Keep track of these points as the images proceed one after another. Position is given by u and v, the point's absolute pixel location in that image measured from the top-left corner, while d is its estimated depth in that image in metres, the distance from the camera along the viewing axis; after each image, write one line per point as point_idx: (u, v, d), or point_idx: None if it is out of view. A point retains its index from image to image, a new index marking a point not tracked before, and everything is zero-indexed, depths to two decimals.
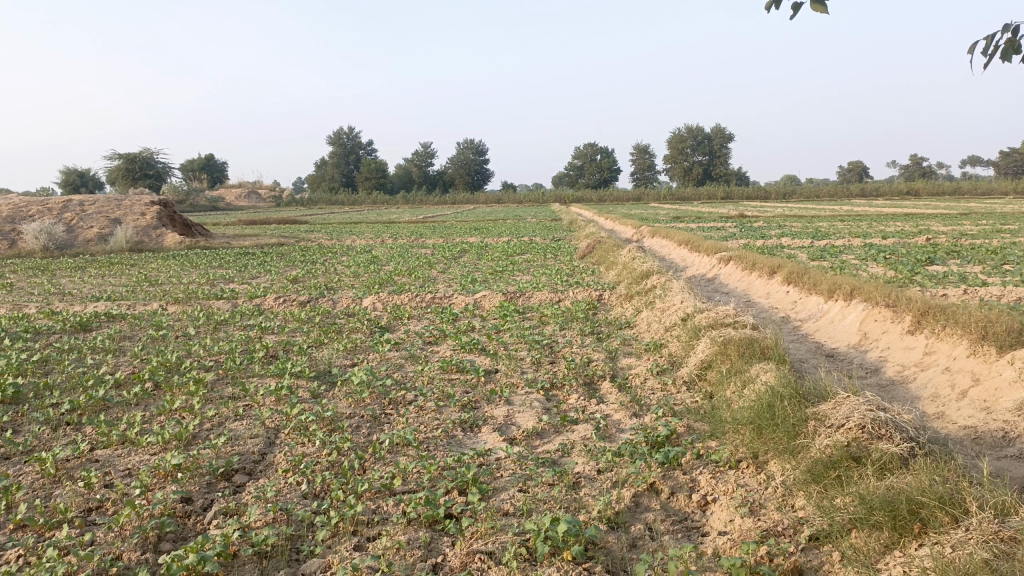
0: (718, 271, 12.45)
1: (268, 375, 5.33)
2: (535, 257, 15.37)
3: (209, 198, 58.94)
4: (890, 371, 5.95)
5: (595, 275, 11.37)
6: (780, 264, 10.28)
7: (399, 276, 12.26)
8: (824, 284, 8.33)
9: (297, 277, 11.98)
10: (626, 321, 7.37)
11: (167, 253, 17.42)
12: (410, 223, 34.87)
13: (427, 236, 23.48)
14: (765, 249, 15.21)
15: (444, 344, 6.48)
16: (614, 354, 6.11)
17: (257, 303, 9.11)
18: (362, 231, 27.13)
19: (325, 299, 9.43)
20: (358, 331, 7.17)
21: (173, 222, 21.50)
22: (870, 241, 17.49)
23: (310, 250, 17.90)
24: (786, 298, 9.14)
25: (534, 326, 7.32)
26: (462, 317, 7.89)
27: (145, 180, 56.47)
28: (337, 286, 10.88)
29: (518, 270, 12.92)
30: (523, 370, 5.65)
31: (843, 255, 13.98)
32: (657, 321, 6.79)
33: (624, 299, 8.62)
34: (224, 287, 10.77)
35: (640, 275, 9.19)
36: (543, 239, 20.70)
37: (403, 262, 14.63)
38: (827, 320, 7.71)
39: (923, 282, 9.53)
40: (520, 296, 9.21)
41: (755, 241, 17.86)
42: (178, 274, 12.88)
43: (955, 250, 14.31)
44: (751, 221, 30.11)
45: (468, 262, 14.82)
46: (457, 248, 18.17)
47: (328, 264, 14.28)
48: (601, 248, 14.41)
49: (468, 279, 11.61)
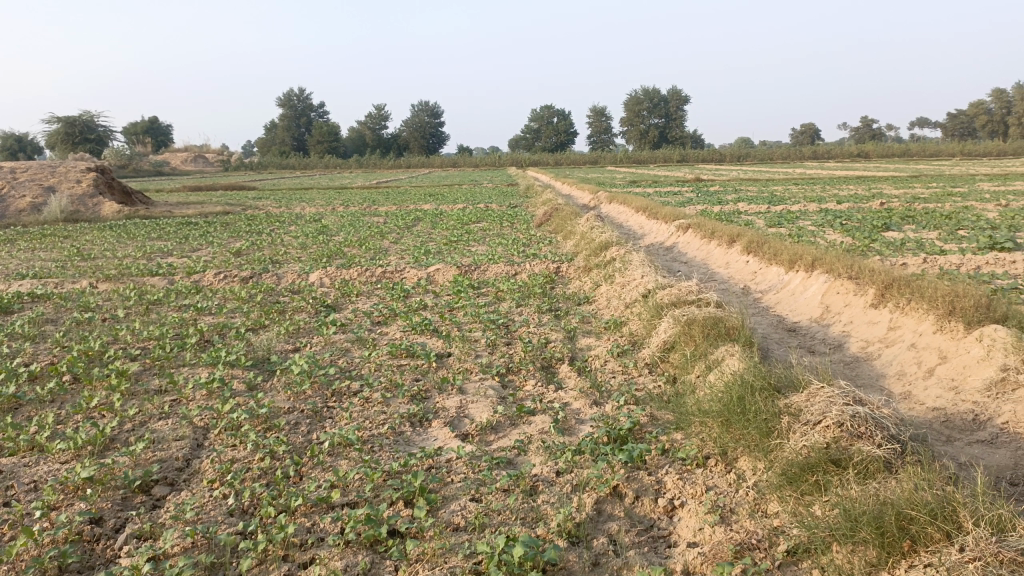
0: (676, 239, 12.24)
1: (201, 365, 4.93)
2: (491, 225, 15.01)
3: (154, 163, 56.91)
4: (854, 347, 5.79)
5: (552, 245, 11.07)
6: (739, 232, 10.09)
7: (349, 247, 11.80)
8: (785, 254, 8.15)
9: (241, 249, 11.43)
10: (585, 296, 7.10)
11: (105, 223, 16.60)
12: (363, 188, 34.04)
13: (380, 202, 22.87)
14: (722, 215, 15.06)
15: (394, 325, 6.12)
16: (573, 334, 5.83)
17: (197, 279, 8.60)
18: (314, 198, 26.33)
19: (270, 274, 8.96)
20: (302, 310, 6.77)
21: (112, 189, 20.54)
22: (826, 206, 17.48)
23: (258, 219, 17.26)
24: (746, 268, 8.95)
25: (489, 303, 7.00)
26: (414, 293, 7.52)
27: (85, 144, 54.22)
28: (283, 259, 10.39)
29: (473, 239, 12.55)
30: (478, 354, 5.34)
31: (800, 221, 13.90)
32: (617, 298, 6.52)
33: (583, 272, 8.33)
34: (162, 261, 10.20)
35: (598, 246, 8.91)
36: (500, 205, 20.31)
37: (355, 231, 14.13)
38: (788, 292, 7.54)
39: (882, 250, 9.43)
40: (475, 269, 8.87)
41: (712, 207, 17.72)
42: (114, 247, 12.21)
43: (909, 215, 14.35)
44: (708, 185, 30.08)
45: (422, 230, 14.39)
46: (412, 215, 17.70)
47: (275, 234, 13.71)
48: (558, 215, 14.10)
49: (422, 250, 11.21)
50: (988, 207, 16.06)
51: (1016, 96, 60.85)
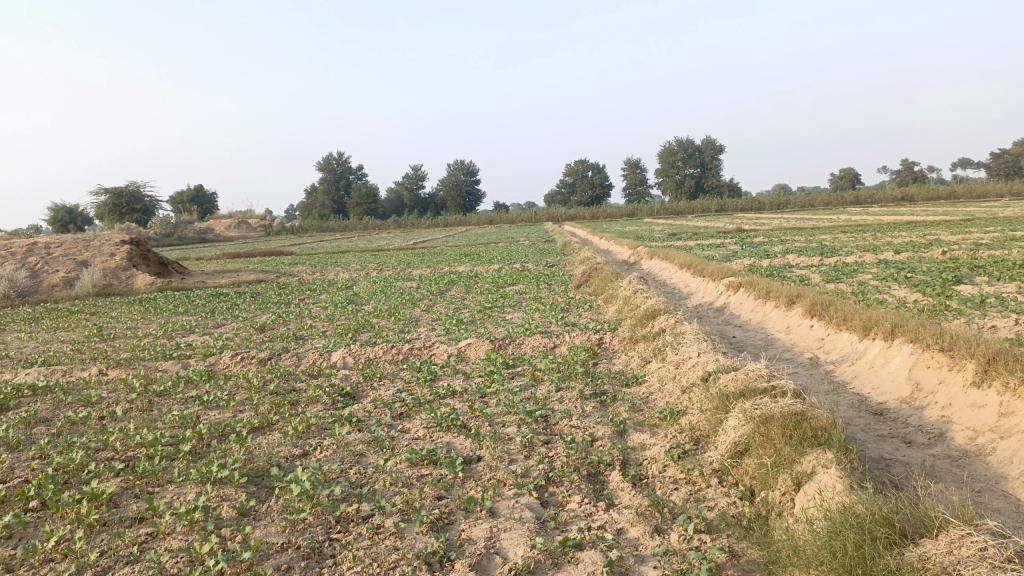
0: (726, 299, 11.38)
1: (189, 484, 4.22)
2: (527, 287, 14.30)
3: (196, 230, 57.93)
4: (959, 439, 4.87)
5: (593, 310, 10.31)
6: (798, 292, 9.22)
7: (379, 319, 11.16)
8: (857, 320, 7.27)
9: (266, 324, 10.88)
10: (634, 376, 6.27)
11: (136, 296, 16.32)
12: (400, 249, 33.82)
13: (414, 265, 22.43)
14: (773, 270, 14.16)
15: (416, 420, 5.36)
16: (623, 427, 5.00)
17: (211, 364, 8.00)
18: (349, 262, 26.04)
19: (290, 353, 8.32)
20: (317, 402, 6.06)
21: (146, 261, 20.47)
22: (881, 256, 16.49)
23: (289, 288, 16.83)
24: (812, 334, 8.06)
25: (526, 386, 6.21)
26: (443, 376, 6.77)
27: (132, 215, 55.56)
28: (307, 335, 9.76)
29: (509, 305, 11.83)
30: (512, 459, 4.54)
31: (859, 275, 12.94)
32: (671, 381, 5.69)
33: (629, 345, 7.51)
34: (180, 341, 9.66)
35: (644, 313, 8.11)
36: (536, 265, 19.68)
37: (385, 299, 13.53)
38: (865, 364, 6.64)
39: (962, 309, 8.47)
40: (510, 342, 8.12)
41: (760, 261, 16.85)
42: (137, 325, 11.76)
43: (978, 265, 13.31)
44: (750, 235, 29.21)
45: (456, 296, 13.74)
46: (445, 279, 17.12)
47: (303, 305, 13.19)
48: (598, 276, 13.36)
49: (454, 319, 10.52)
50: None
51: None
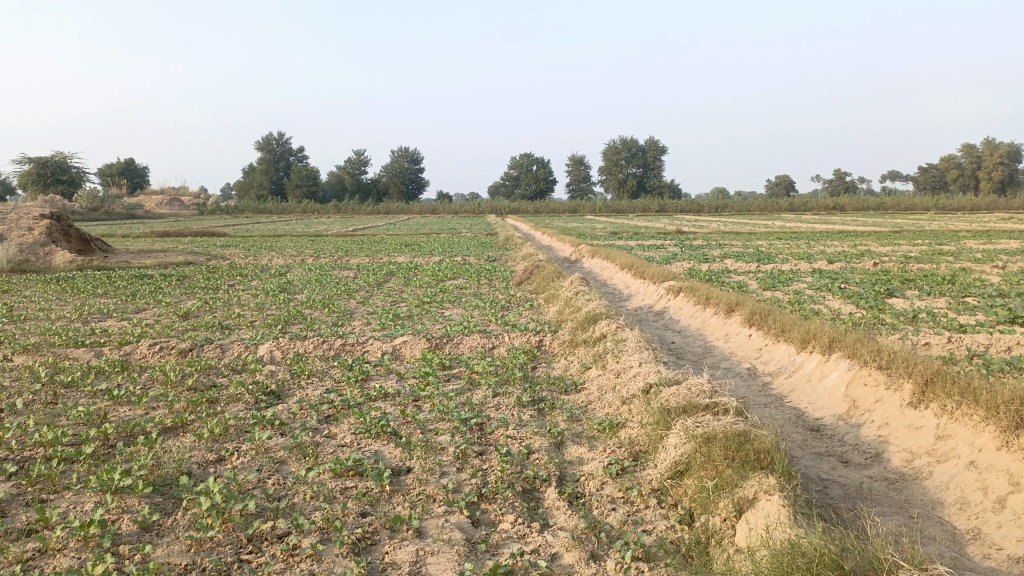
0: (666, 302, 11.39)
1: (88, 492, 3.83)
2: (467, 282, 14.05)
3: (126, 205, 55.70)
4: (895, 461, 4.87)
5: (533, 309, 10.14)
6: (738, 300, 9.25)
7: (311, 310, 10.74)
8: (796, 332, 7.29)
9: (191, 310, 10.35)
10: (573, 383, 6.11)
11: (53, 275, 15.44)
12: (339, 236, 33.11)
13: (352, 253, 21.89)
14: (712, 275, 14.26)
15: (343, 425, 5.07)
16: (560, 439, 4.81)
17: (127, 353, 7.50)
18: (284, 247, 25.30)
19: (214, 344, 7.88)
20: (238, 401, 5.69)
21: (67, 237, 19.48)
22: (816, 265, 16.83)
23: (219, 272, 16.20)
24: (750, 344, 8.05)
25: (461, 390, 5.96)
26: (375, 376, 6.48)
27: (57, 185, 53.09)
28: (234, 325, 9.30)
29: (447, 300, 11.55)
30: (443, 472, 4.30)
31: (796, 284, 13.12)
32: (611, 390, 5.55)
33: (569, 349, 7.35)
34: (96, 327, 9.09)
35: (585, 316, 7.97)
36: (477, 258, 19.44)
37: (320, 289, 13.10)
38: (803, 378, 6.65)
39: (896, 324, 8.60)
40: (448, 342, 7.85)
41: (700, 264, 17.01)
42: (51, 305, 11.06)
43: (908, 278, 13.66)
44: (690, 237, 29.62)
45: (393, 288, 13.38)
46: (384, 269, 16.73)
47: (233, 292, 12.66)
48: (540, 274, 13.21)
49: (390, 313, 10.21)
50: (985, 268, 15.44)
51: (989, 153, 61.78)
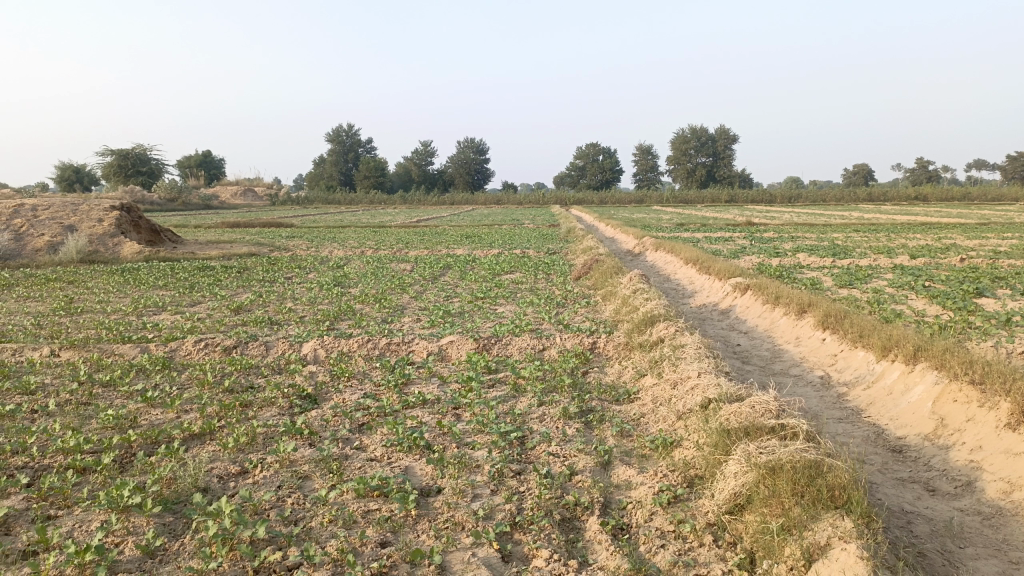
0: (731, 300, 10.77)
1: (96, 509, 3.61)
2: (525, 276, 13.67)
3: (201, 196, 57.34)
4: (989, 492, 4.26)
5: (590, 307, 9.68)
6: (810, 299, 8.60)
7: (363, 305, 10.52)
8: (875, 338, 6.66)
9: (243, 304, 10.27)
10: (627, 392, 5.64)
11: (120, 266, 15.76)
12: (402, 227, 33.21)
13: (412, 245, 21.77)
14: (783, 271, 13.50)
15: (374, 437, 4.75)
16: (607, 459, 4.37)
17: (172, 350, 7.38)
18: (347, 239, 25.40)
19: (259, 341, 7.70)
20: (271, 406, 5.44)
21: (137, 228, 19.99)
22: (897, 260, 15.83)
23: (279, 264, 16.27)
24: (824, 349, 7.42)
25: (505, 398, 5.57)
26: (417, 379, 6.15)
27: (137, 177, 55.11)
28: (283, 321, 9.14)
29: (502, 295, 11.18)
30: (475, 494, 3.92)
31: (874, 281, 12.26)
32: (666, 404, 5.07)
33: (624, 352, 6.88)
34: (147, 321, 9.07)
35: (643, 317, 7.48)
36: (537, 251, 19.05)
37: (375, 282, 12.94)
38: (883, 392, 6.02)
39: (989, 329, 7.82)
40: (496, 342, 7.48)
41: (769, 259, 16.20)
42: (111, 298, 11.18)
43: (1000, 276, 12.64)
44: (760, 229, 28.57)
45: (449, 282, 13.09)
46: (442, 262, 16.50)
47: (288, 285, 12.60)
48: (599, 268, 12.72)
49: (441, 309, 9.92)
50: None
51: None
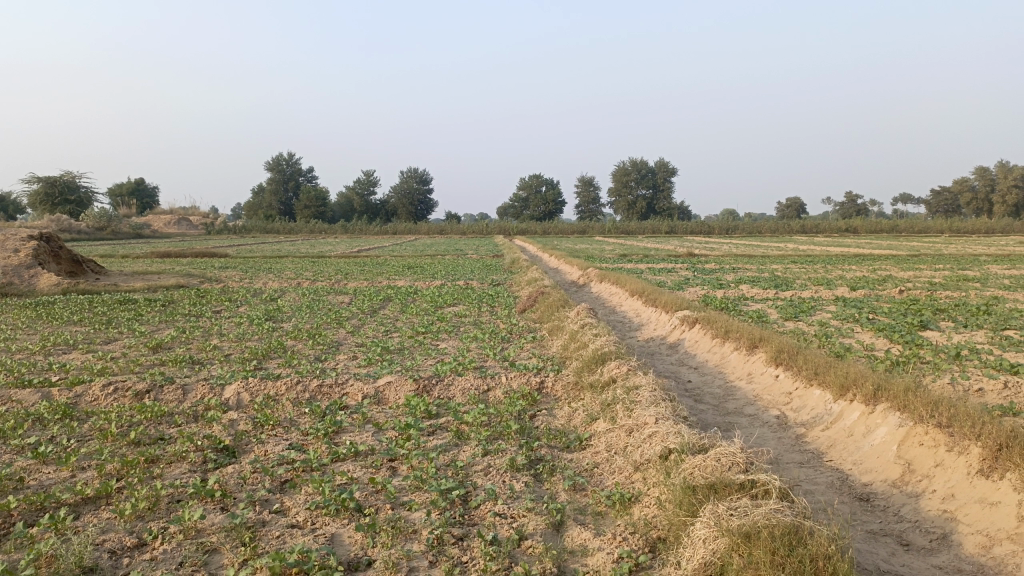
0: (679, 334, 10.51)
1: None
2: (468, 309, 13.21)
3: (133, 224, 55.32)
4: (968, 547, 3.96)
5: (536, 343, 9.27)
6: (761, 334, 8.37)
7: (295, 341, 9.88)
8: (832, 376, 6.41)
9: (163, 342, 9.53)
10: (578, 439, 5.22)
11: (35, 299, 14.74)
12: (342, 257, 32.44)
13: (351, 276, 21.10)
14: (729, 303, 13.36)
15: (297, 498, 4.20)
16: (560, 519, 3.92)
17: (76, 396, 6.67)
18: (283, 269, 24.53)
19: (176, 384, 7.03)
20: (181, 463, 4.84)
21: (57, 259, 18.89)
22: (838, 292, 15.92)
23: (209, 297, 15.46)
24: (777, 387, 7.14)
25: (446, 448, 5.08)
26: (349, 427, 5.61)
27: (64, 205, 52.90)
28: (206, 360, 8.46)
29: (444, 330, 10.68)
30: (411, 566, 3.42)
31: (819, 314, 12.20)
32: (622, 453, 4.66)
33: (574, 393, 6.48)
34: (54, 362, 8.28)
35: (593, 355, 7.09)
36: (481, 282, 18.62)
37: (310, 316, 12.30)
38: (844, 433, 5.74)
39: (940, 363, 7.69)
40: (438, 382, 6.98)
41: (714, 290, 16.13)
42: (18, 335, 10.29)
43: (940, 307, 12.74)
44: (702, 260, 28.80)
45: (388, 316, 12.54)
46: (382, 294, 15.93)
47: (216, 320, 11.86)
48: (544, 301, 12.35)
49: (379, 345, 9.37)
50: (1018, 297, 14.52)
51: (1003, 175, 60.91)
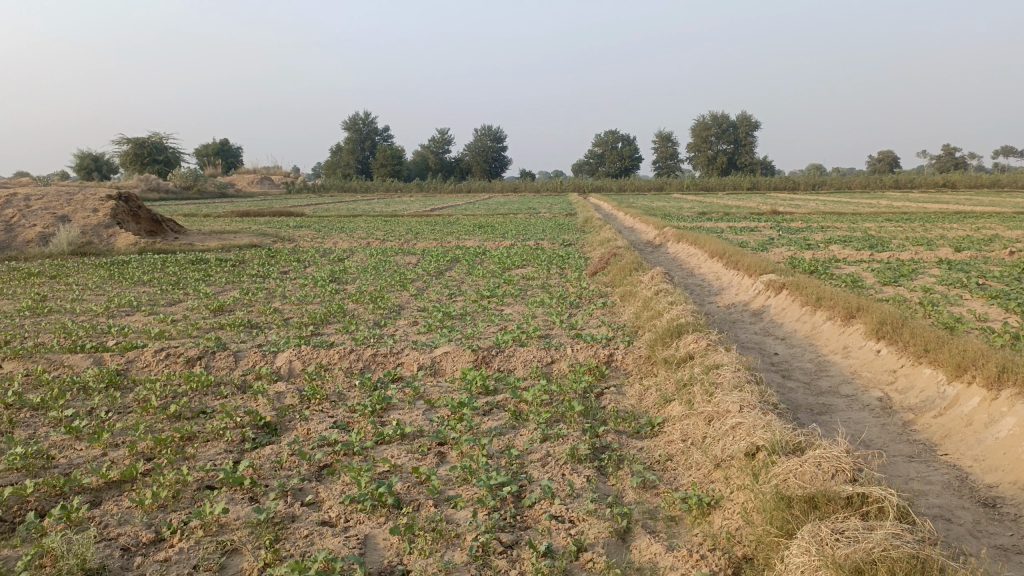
0: (764, 300, 9.71)
1: None
2: (537, 271, 12.67)
3: (217, 184, 56.78)
4: None
5: (608, 309, 8.67)
6: (859, 302, 7.54)
7: (356, 305, 9.55)
8: (946, 355, 5.61)
9: (224, 304, 9.35)
10: (651, 425, 4.63)
11: (111, 258, 14.96)
12: (414, 216, 32.31)
13: (421, 235, 20.81)
14: (818, 265, 12.40)
15: (334, 488, 3.79)
16: (626, 526, 3.37)
17: (128, 362, 6.47)
18: (355, 228, 24.49)
19: (228, 351, 6.76)
20: (217, 443, 4.50)
21: (137, 218, 19.28)
22: (940, 253, 14.63)
23: (278, 257, 15.42)
24: (878, 365, 6.35)
25: (501, 431, 4.60)
26: (399, 403, 5.18)
27: (153, 166, 54.68)
28: (263, 324, 8.20)
29: (510, 294, 10.18)
30: None
31: (921, 278, 11.13)
32: (700, 446, 4.06)
33: (646, 369, 5.89)
34: (114, 325, 8.17)
35: (669, 325, 6.45)
36: (552, 242, 18.04)
37: (375, 278, 12.01)
38: (960, 423, 4.97)
39: None
40: (498, 353, 6.48)
41: (801, 251, 15.07)
42: (88, 296, 10.32)
43: None
44: (786, 218, 27.38)
45: (454, 278, 12.10)
46: (451, 254, 15.55)
47: (280, 281, 11.68)
48: (617, 263, 11.69)
49: (442, 310, 8.95)
50: None
51: None
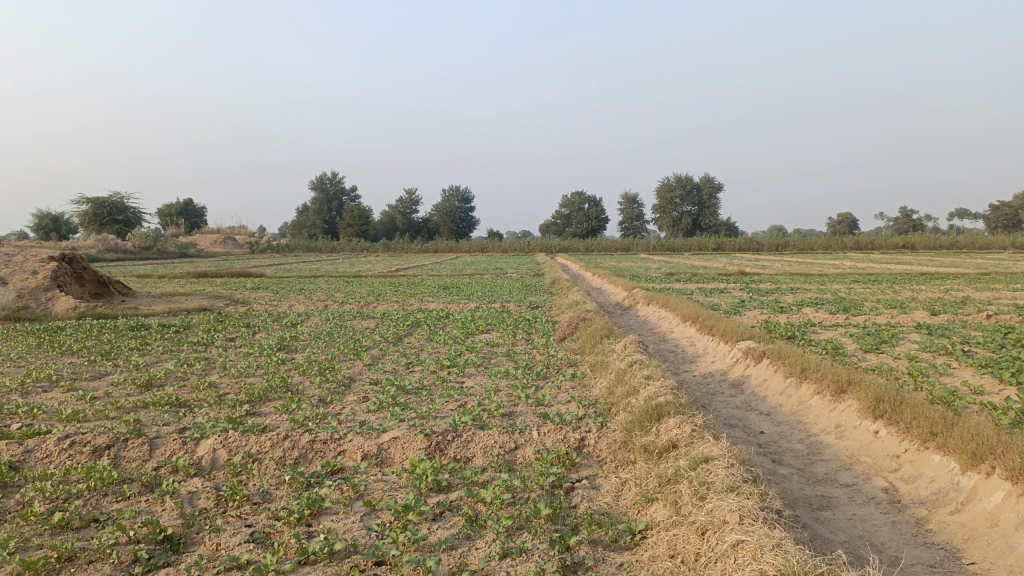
0: (743, 370, 9.08)
1: None
2: (502, 337, 11.93)
3: (179, 244, 55.58)
4: None
5: (577, 382, 7.96)
6: (849, 375, 6.94)
7: (303, 378, 8.71)
8: (958, 439, 4.97)
9: (155, 378, 8.46)
10: (631, 535, 3.88)
11: (46, 324, 13.97)
12: (378, 277, 31.56)
13: (383, 298, 20.05)
14: (795, 330, 11.86)
15: None
16: None
17: (25, 452, 5.57)
18: (314, 290, 23.64)
19: (145, 437, 5.88)
20: (101, 566, 3.65)
21: (81, 280, 18.31)
22: (915, 316, 14.23)
23: (227, 322, 14.52)
24: (878, 449, 5.70)
25: (453, 546, 3.81)
26: (333, 506, 4.37)
27: (113, 225, 53.41)
28: (195, 402, 7.33)
29: (472, 363, 9.44)
30: None
31: (903, 345, 10.62)
32: (693, 569, 3.32)
33: (624, 459, 5.15)
34: (22, 404, 7.24)
35: (647, 405, 5.75)
36: (518, 305, 17.41)
37: (328, 346, 11.19)
38: (985, 523, 4.27)
39: None
40: (454, 437, 5.69)
41: (775, 314, 14.59)
42: (5, 368, 9.36)
43: None
44: (755, 279, 27.17)
45: (412, 345, 11.32)
46: (412, 318, 14.78)
47: (224, 349, 10.80)
48: (587, 329, 11.03)
49: (396, 384, 8.15)
50: None
51: None
